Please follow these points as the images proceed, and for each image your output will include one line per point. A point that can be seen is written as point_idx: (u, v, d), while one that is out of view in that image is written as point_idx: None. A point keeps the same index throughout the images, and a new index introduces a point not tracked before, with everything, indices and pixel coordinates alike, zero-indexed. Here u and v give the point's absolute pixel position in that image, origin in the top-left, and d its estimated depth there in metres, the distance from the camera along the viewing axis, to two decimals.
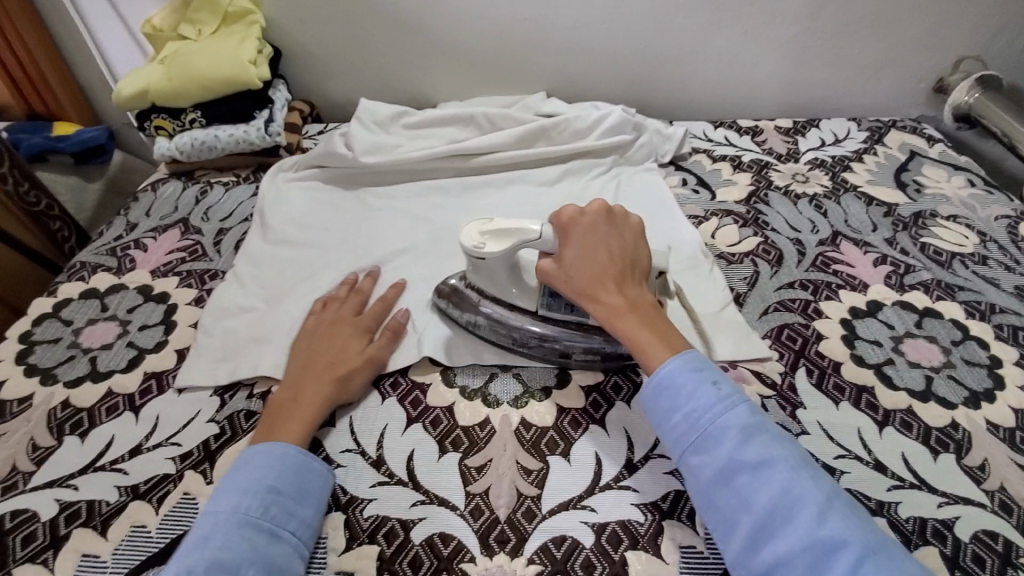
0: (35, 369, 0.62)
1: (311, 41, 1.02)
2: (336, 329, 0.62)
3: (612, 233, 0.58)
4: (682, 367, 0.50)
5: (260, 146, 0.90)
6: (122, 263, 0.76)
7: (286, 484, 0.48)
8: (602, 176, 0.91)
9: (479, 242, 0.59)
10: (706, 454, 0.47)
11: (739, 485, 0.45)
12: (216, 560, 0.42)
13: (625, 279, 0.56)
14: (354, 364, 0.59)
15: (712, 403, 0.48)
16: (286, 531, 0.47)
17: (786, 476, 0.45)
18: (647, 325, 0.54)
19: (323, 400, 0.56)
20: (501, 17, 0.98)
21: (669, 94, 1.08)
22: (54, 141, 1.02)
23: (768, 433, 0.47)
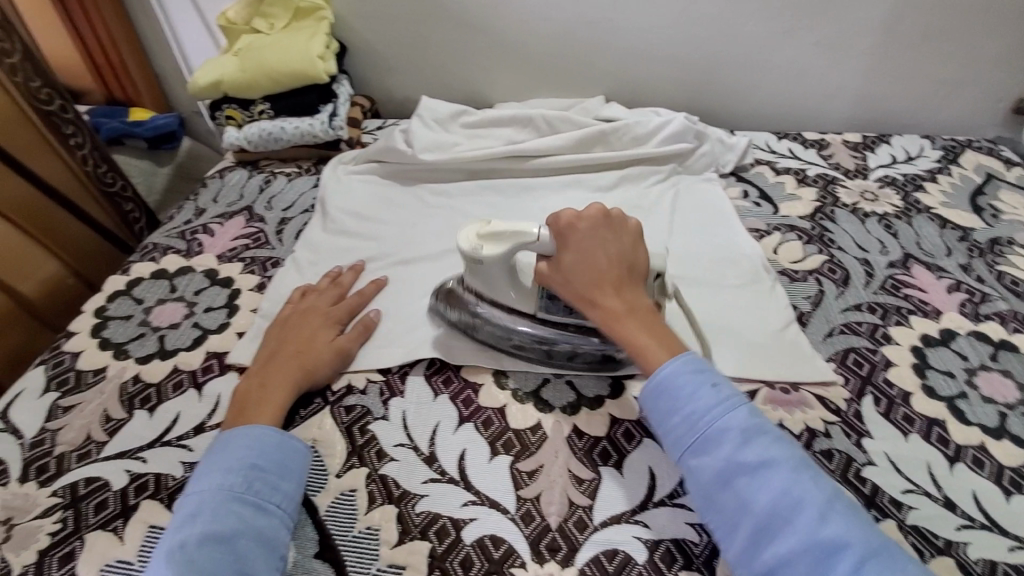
0: (109, 343, 0.65)
1: (376, 38, 1.04)
2: (308, 320, 0.63)
3: (612, 237, 0.56)
4: (681, 370, 0.51)
5: (323, 139, 0.92)
6: (191, 246, 0.79)
7: (267, 461, 0.49)
8: (660, 184, 0.90)
9: (476, 246, 0.58)
10: (706, 456, 0.47)
11: (740, 486, 0.45)
12: (205, 534, 0.44)
13: (625, 285, 0.55)
14: (322, 354, 0.60)
15: (712, 405, 0.48)
16: (272, 503, 0.48)
17: (787, 477, 0.44)
18: (647, 329, 0.54)
19: (291, 387, 0.57)
20: (565, 19, 0.97)
21: (732, 103, 1.05)
22: (130, 126, 1.07)
23: (769, 435, 0.47)
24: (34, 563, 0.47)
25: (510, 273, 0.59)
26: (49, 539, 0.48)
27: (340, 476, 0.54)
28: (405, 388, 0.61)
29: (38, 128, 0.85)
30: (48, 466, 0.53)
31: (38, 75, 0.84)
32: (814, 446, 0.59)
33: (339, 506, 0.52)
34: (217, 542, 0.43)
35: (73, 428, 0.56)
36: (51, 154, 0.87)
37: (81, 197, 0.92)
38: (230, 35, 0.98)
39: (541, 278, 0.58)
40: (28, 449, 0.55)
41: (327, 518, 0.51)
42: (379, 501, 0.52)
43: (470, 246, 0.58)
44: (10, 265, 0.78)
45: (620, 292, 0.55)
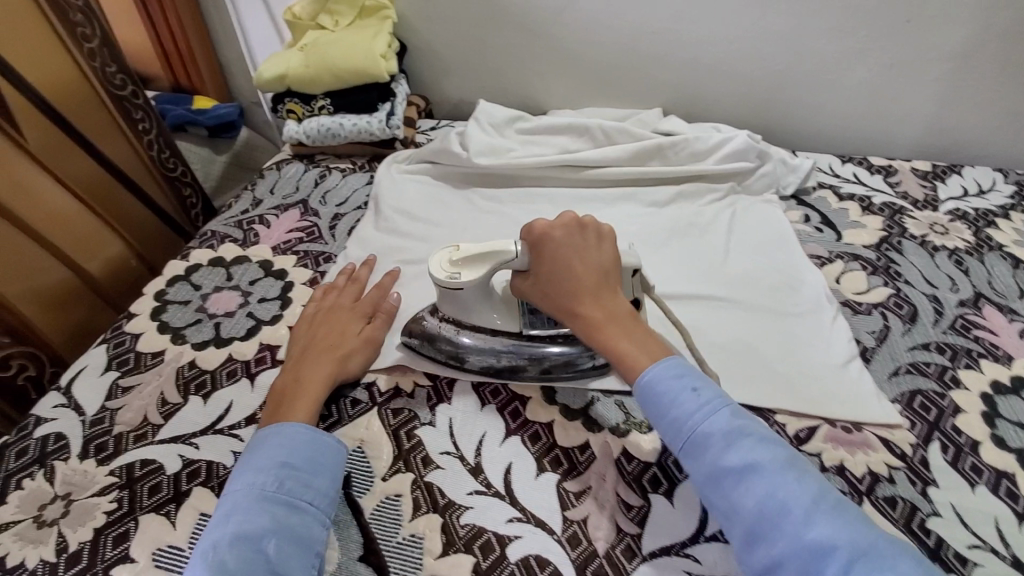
0: (167, 327, 0.67)
1: (435, 39, 1.04)
2: (333, 315, 0.64)
3: (586, 243, 0.56)
4: (661, 374, 0.49)
5: (379, 137, 0.93)
6: (247, 236, 0.80)
7: (298, 459, 0.49)
8: (718, 203, 0.87)
9: (452, 272, 0.58)
10: (693, 461, 0.46)
11: (728, 490, 0.44)
12: (238, 533, 0.44)
13: (603, 289, 0.55)
14: (352, 347, 0.61)
15: (693, 407, 0.47)
16: (305, 501, 0.48)
17: (773, 480, 0.43)
18: (628, 335, 0.53)
19: (325, 380, 0.57)
20: (628, 29, 0.96)
21: (795, 122, 1.02)
22: (194, 114, 1.10)
23: (753, 437, 0.45)
24: (90, 540, 0.48)
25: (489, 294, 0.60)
26: (105, 517, 0.49)
27: (386, 479, 0.54)
28: (452, 395, 0.61)
29: (111, 112, 0.88)
30: (107, 445, 0.55)
31: (113, 61, 0.87)
32: (875, 492, 0.57)
33: (384, 510, 0.52)
34: (249, 541, 0.43)
35: (131, 409, 0.58)
36: (122, 139, 0.90)
37: (147, 182, 0.95)
38: (295, 30, 0.99)
39: (521, 292, 0.59)
40: (89, 427, 0.56)
41: (372, 521, 0.51)
42: (424, 509, 0.52)
43: (445, 274, 0.58)
44: (78, 245, 0.81)
45: (597, 298, 0.54)
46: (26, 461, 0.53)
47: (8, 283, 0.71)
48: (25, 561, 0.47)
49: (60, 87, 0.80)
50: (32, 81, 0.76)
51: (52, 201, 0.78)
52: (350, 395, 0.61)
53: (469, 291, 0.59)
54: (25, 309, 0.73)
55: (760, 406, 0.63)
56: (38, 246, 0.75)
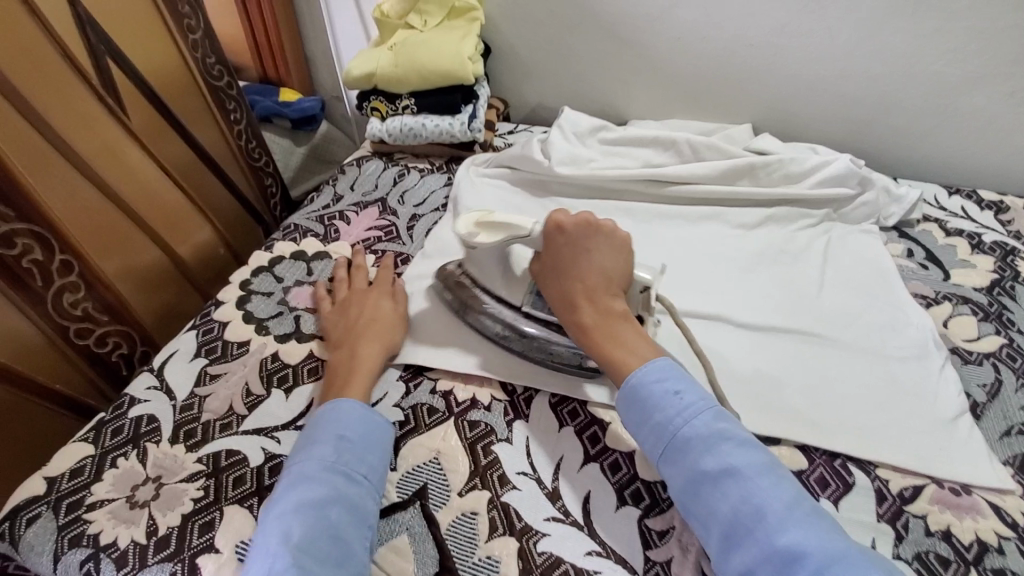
0: (251, 317, 0.68)
1: (520, 43, 1.03)
2: (360, 296, 0.66)
3: (596, 247, 0.58)
4: (647, 379, 0.52)
5: (460, 139, 0.93)
6: (328, 231, 0.81)
7: (354, 433, 0.51)
8: (812, 229, 0.84)
9: (471, 232, 0.62)
10: (674, 465, 0.48)
11: (705, 494, 0.46)
12: (302, 501, 0.45)
13: (602, 293, 0.57)
14: (388, 322, 0.63)
15: (676, 413, 0.49)
16: (361, 474, 0.49)
17: (748, 485, 0.45)
18: (619, 339, 0.55)
19: (374, 356, 0.60)
20: (724, 41, 0.92)
21: (897, 148, 0.95)
22: (280, 107, 1.13)
23: (732, 442, 0.47)
24: (178, 526, 0.49)
25: (503, 259, 0.64)
26: (193, 504, 0.51)
27: (462, 495, 0.53)
28: (529, 412, 0.60)
29: (208, 103, 0.91)
30: (195, 432, 0.56)
31: (213, 52, 0.91)
32: (983, 563, 0.52)
33: (459, 528, 0.51)
34: (314, 507, 0.45)
35: (218, 397, 0.59)
36: (214, 128, 0.93)
37: (235, 172, 0.98)
38: (383, 28, 1.00)
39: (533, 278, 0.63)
40: (178, 412, 0.57)
41: (448, 537, 0.50)
42: (500, 530, 0.50)
43: (468, 231, 0.62)
44: (173, 229, 0.83)
45: (594, 301, 0.57)
46: (121, 440, 0.55)
47: (107, 259, 0.73)
48: (118, 540, 0.49)
49: (165, 76, 0.83)
50: (141, 68, 0.79)
51: (154, 190, 0.80)
52: (427, 402, 0.61)
53: (483, 252, 0.63)
54: (122, 288, 0.75)
55: (860, 458, 0.59)
56: (139, 228, 0.77)
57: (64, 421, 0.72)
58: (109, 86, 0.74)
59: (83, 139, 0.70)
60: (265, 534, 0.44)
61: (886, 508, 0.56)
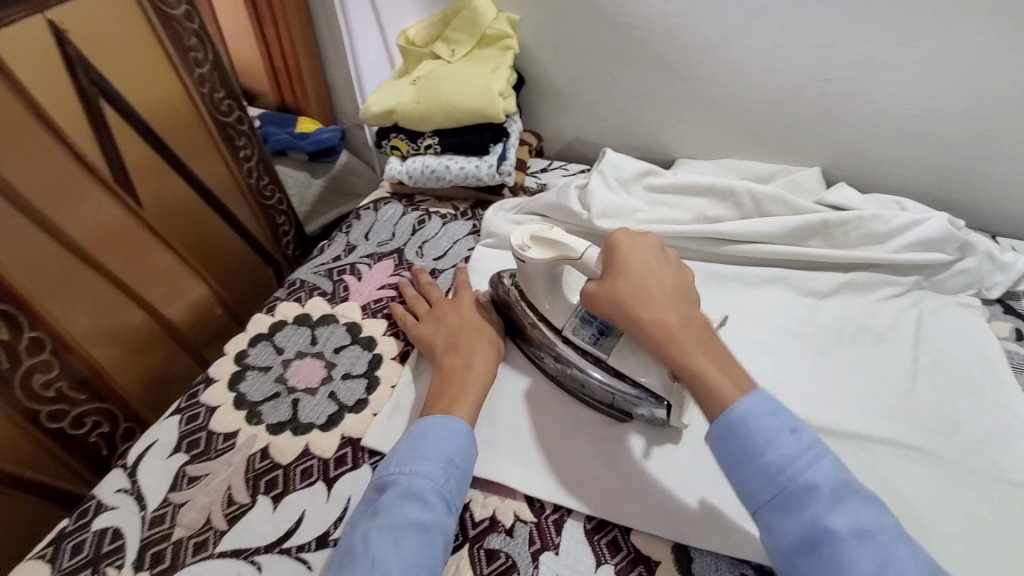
0: (243, 401, 0.60)
1: (557, 72, 0.93)
2: (455, 305, 0.63)
3: (670, 264, 0.53)
4: (754, 411, 0.44)
5: (487, 183, 0.83)
6: (337, 289, 0.72)
7: (463, 457, 0.48)
8: (898, 300, 0.71)
9: (522, 245, 0.58)
10: (791, 516, 0.41)
11: (829, 554, 0.39)
12: (408, 522, 0.43)
13: (678, 298, 0.50)
14: (492, 328, 0.61)
15: (797, 456, 0.42)
16: (457, 501, 0.47)
17: (882, 552, 0.38)
18: (710, 356, 0.47)
19: (489, 361, 0.57)
20: (795, 76, 0.79)
21: (1002, 202, 0.80)
22: (296, 139, 1.05)
23: (858, 496, 0.41)
24: None
25: (553, 279, 0.59)
26: None
27: None
28: (559, 542, 0.50)
29: (214, 136, 0.85)
30: (165, 555, 0.49)
31: (223, 86, 0.84)
32: None
33: None
34: (419, 529, 0.43)
35: (195, 507, 0.52)
36: (220, 162, 0.86)
37: (244, 211, 0.92)
38: (407, 55, 0.93)
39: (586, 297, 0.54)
40: (148, 528, 0.51)
41: None
42: None
43: (519, 242, 0.58)
44: (162, 290, 0.78)
45: (682, 313, 0.49)
46: (79, 561, 0.49)
47: (83, 319, 0.68)
48: None
49: (165, 111, 0.77)
50: (137, 106, 0.73)
51: (137, 243, 0.75)
52: None
53: (532, 268, 0.58)
54: (100, 355, 0.70)
55: None
56: (117, 286, 0.72)
57: (34, 506, 0.69)
58: (100, 130, 0.68)
59: (49, 193, 0.64)
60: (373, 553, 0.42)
61: None
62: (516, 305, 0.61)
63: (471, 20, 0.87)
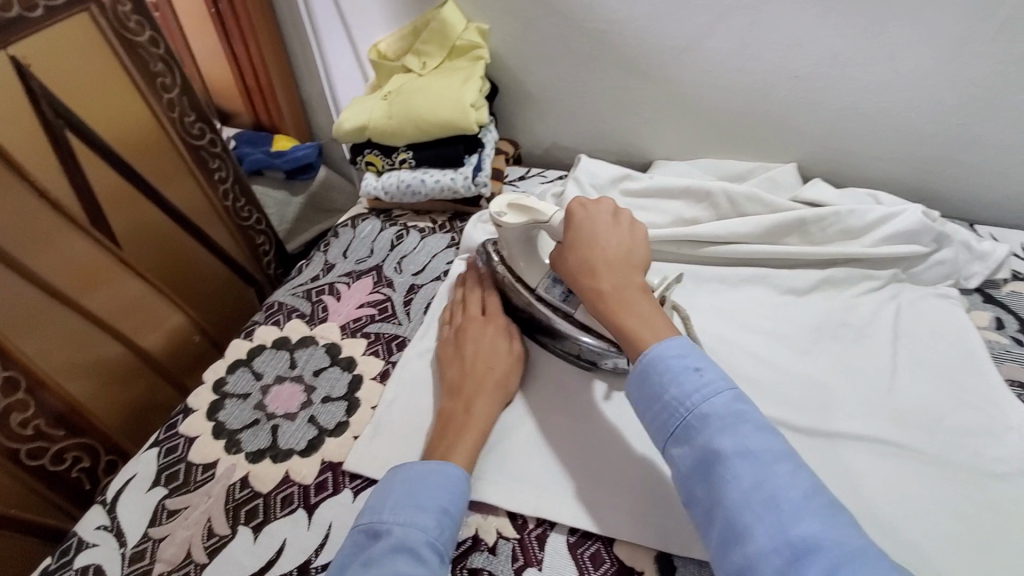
0: (222, 430, 0.60)
1: (530, 78, 0.93)
2: (477, 334, 0.61)
3: (616, 228, 0.56)
4: (666, 352, 0.47)
5: (463, 195, 0.83)
6: (316, 310, 0.72)
7: (457, 506, 0.47)
8: (877, 294, 0.71)
9: (500, 211, 0.61)
10: (687, 445, 0.44)
11: (715, 476, 0.42)
12: (402, 573, 0.41)
13: (618, 266, 0.54)
14: (505, 369, 0.59)
15: (694, 390, 0.45)
16: (447, 554, 0.45)
17: (763, 470, 0.40)
18: (637, 310, 0.51)
19: (492, 409, 0.56)
20: (765, 74, 0.79)
21: (977, 189, 0.80)
22: (272, 157, 1.06)
23: (750, 424, 0.43)
24: None
25: (529, 244, 0.62)
26: None
27: None
28: (543, 558, 0.50)
29: (186, 160, 0.86)
30: None
31: (194, 110, 0.85)
32: None
33: None
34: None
35: (175, 542, 0.52)
36: (192, 183, 0.88)
37: (221, 232, 0.94)
38: (379, 70, 0.93)
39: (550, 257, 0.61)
40: (129, 564, 0.51)
41: None
42: None
43: (497, 209, 0.61)
44: (135, 320, 0.81)
45: (615, 272, 0.54)
46: None
47: (58, 352, 0.71)
48: None
49: (134, 138, 0.78)
50: (105, 136, 0.74)
51: (110, 275, 0.76)
52: None
53: (509, 233, 0.61)
54: (75, 390, 0.72)
55: None
56: (88, 318, 0.74)
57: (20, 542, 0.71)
58: (68, 162, 0.70)
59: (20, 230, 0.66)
60: None
61: None
62: (497, 270, 0.66)
63: (441, 32, 0.87)
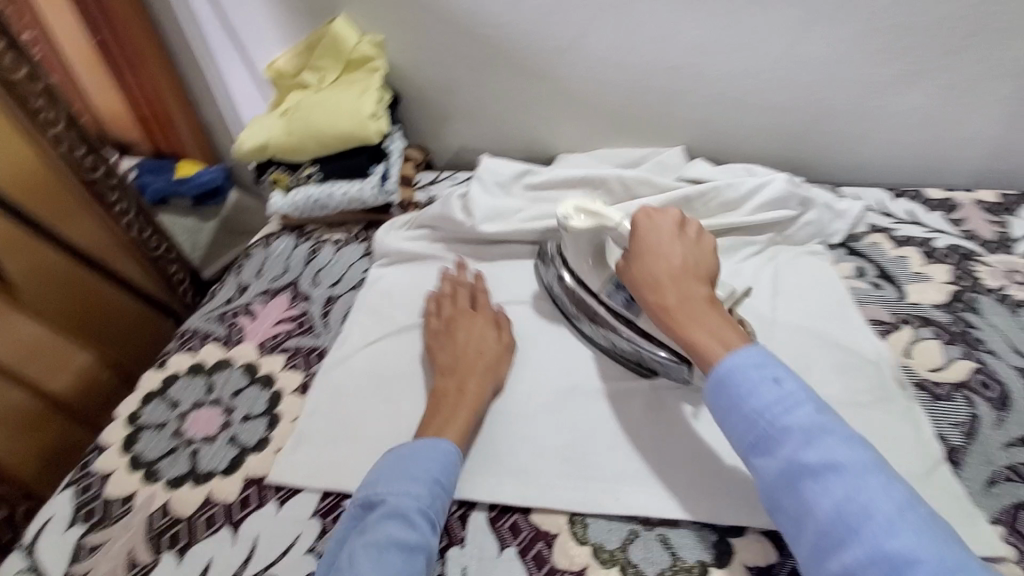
0: (139, 461, 0.60)
1: (428, 85, 0.95)
2: (467, 323, 0.65)
3: (682, 241, 0.57)
4: (740, 364, 0.48)
5: (373, 204, 0.85)
6: (231, 332, 0.72)
7: (447, 478, 0.53)
8: (755, 258, 0.78)
9: (567, 215, 0.62)
10: (769, 457, 0.45)
11: (803, 489, 0.42)
12: (393, 538, 0.47)
13: (688, 280, 0.55)
14: (496, 355, 0.63)
15: (774, 402, 0.45)
16: (440, 520, 0.51)
17: (854, 483, 0.41)
18: (704, 323, 0.52)
19: (483, 389, 0.60)
20: (642, 67, 0.86)
21: (837, 156, 0.90)
22: (176, 185, 1.06)
23: (836, 436, 0.43)
24: None
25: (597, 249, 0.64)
26: None
27: None
28: (465, 535, 0.54)
29: (85, 199, 0.85)
30: None
31: (82, 142, 0.83)
32: None
33: None
34: (404, 549, 0.47)
35: None
36: (94, 222, 0.88)
37: (131, 267, 0.94)
38: (279, 87, 0.94)
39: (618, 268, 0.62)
40: None
41: None
42: None
43: (562, 212, 0.63)
44: (43, 364, 0.81)
45: (683, 287, 0.54)
46: None
47: None
48: None
49: (22, 183, 0.77)
50: None
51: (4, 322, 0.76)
52: None
53: (575, 238, 0.63)
54: None
55: None
56: None
57: None
58: None
59: None
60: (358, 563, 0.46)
61: None
62: (558, 272, 0.69)
63: (334, 47, 0.88)
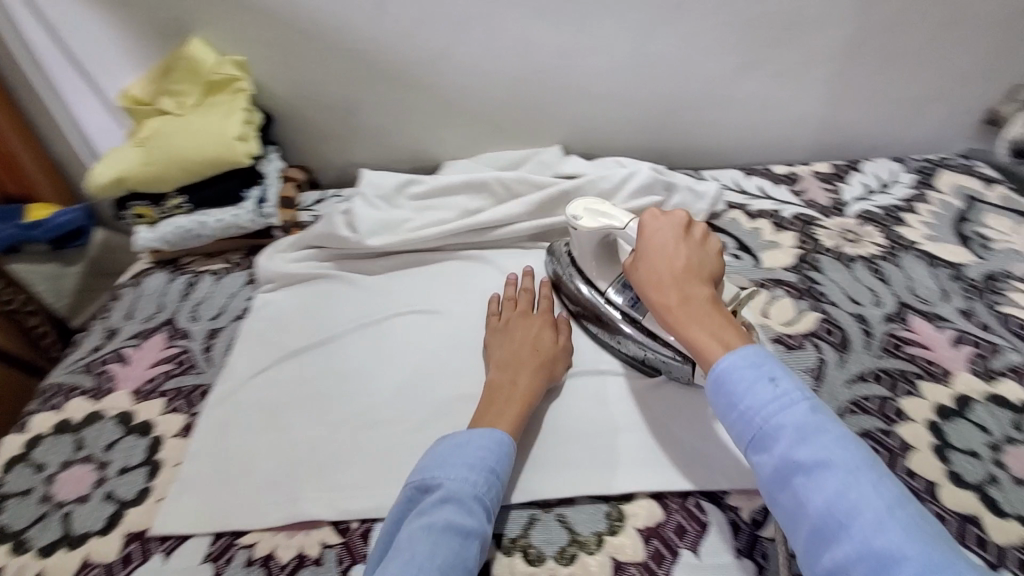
0: (5, 534, 0.55)
1: (301, 103, 0.94)
2: (526, 324, 0.66)
3: (684, 244, 0.57)
4: (738, 363, 0.48)
5: (253, 228, 0.82)
6: (101, 382, 0.67)
7: (503, 468, 0.52)
8: None
9: (576, 215, 0.66)
10: (764, 453, 0.44)
11: (796, 485, 0.42)
12: (449, 522, 0.47)
13: (688, 281, 0.55)
14: (553, 354, 0.64)
15: (769, 401, 0.45)
16: (493, 510, 0.50)
17: (846, 481, 0.41)
18: (705, 323, 0.52)
19: (534, 385, 0.60)
20: (510, 72, 0.89)
21: (696, 142, 0.98)
22: (28, 229, 0.94)
23: (829, 434, 0.43)
24: None
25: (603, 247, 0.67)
26: None
27: None
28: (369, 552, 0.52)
29: None
30: None
31: None
32: None
33: None
34: (460, 533, 0.46)
35: None
36: None
37: None
38: (135, 115, 0.88)
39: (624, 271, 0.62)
40: None
41: None
42: None
43: (573, 212, 0.67)
44: None
45: (683, 288, 0.54)
46: None
47: None
48: None
49: None
50: None
51: None
52: None
53: (581, 236, 0.66)
54: None
55: (710, 491, 0.55)
56: None
57: None
58: None
59: None
60: (415, 545, 0.45)
61: (742, 543, 0.52)
62: (572, 277, 0.70)
63: (192, 70, 0.84)
